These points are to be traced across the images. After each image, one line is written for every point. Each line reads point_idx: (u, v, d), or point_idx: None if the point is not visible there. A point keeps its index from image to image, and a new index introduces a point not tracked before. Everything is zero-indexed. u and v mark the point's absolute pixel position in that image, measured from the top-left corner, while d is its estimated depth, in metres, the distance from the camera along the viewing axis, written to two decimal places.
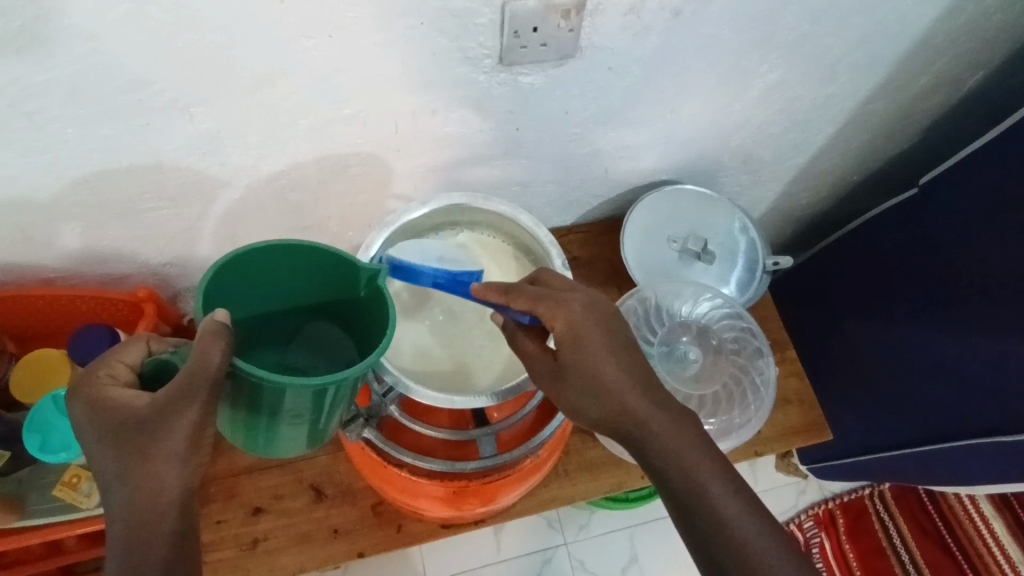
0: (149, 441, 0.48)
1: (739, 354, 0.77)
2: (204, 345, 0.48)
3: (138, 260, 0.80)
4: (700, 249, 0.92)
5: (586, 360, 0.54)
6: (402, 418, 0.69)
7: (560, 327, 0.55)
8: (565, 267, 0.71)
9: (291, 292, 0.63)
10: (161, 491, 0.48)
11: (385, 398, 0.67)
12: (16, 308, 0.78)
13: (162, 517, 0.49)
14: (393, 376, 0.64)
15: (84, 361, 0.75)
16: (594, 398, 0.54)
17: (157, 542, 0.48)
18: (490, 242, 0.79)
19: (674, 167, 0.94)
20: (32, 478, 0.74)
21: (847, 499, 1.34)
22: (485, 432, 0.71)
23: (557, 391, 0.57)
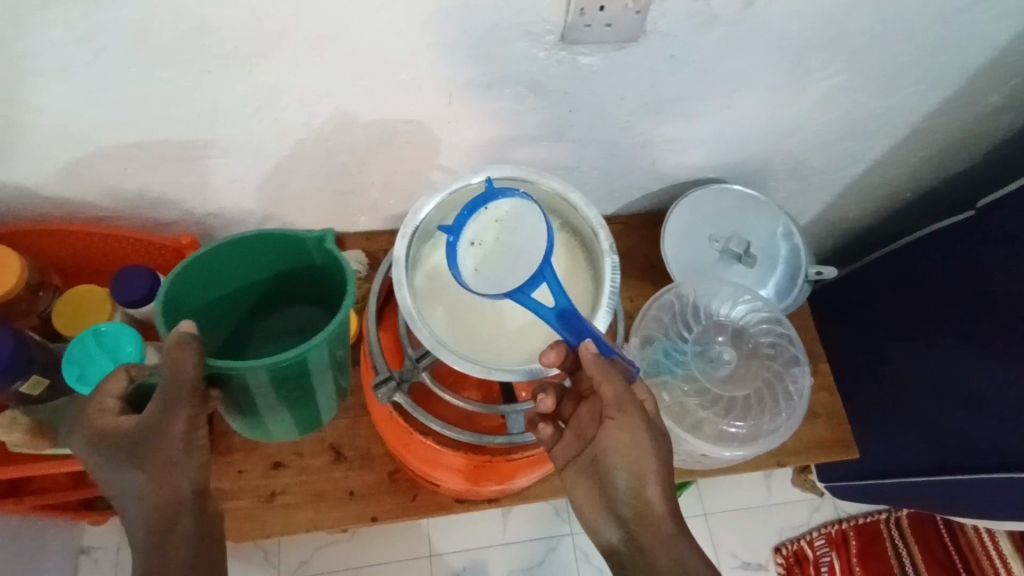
0: (145, 456, 0.54)
1: (774, 359, 0.72)
2: (176, 356, 0.55)
3: (183, 207, 0.81)
4: (742, 251, 0.91)
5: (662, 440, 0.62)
6: (434, 385, 0.68)
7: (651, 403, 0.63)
8: (612, 251, 0.66)
9: (258, 264, 0.75)
10: (172, 492, 0.54)
11: (418, 364, 0.68)
12: (64, 244, 0.80)
13: (178, 514, 0.54)
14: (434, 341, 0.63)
15: (124, 301, 0.76)
16: (663, 469, 0.60)
17: (181, 538, 0.54)
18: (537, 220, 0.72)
19: (723, 165, 0.92)
20: (67, 408, 0.73)
21: (860, 522, 1.31)
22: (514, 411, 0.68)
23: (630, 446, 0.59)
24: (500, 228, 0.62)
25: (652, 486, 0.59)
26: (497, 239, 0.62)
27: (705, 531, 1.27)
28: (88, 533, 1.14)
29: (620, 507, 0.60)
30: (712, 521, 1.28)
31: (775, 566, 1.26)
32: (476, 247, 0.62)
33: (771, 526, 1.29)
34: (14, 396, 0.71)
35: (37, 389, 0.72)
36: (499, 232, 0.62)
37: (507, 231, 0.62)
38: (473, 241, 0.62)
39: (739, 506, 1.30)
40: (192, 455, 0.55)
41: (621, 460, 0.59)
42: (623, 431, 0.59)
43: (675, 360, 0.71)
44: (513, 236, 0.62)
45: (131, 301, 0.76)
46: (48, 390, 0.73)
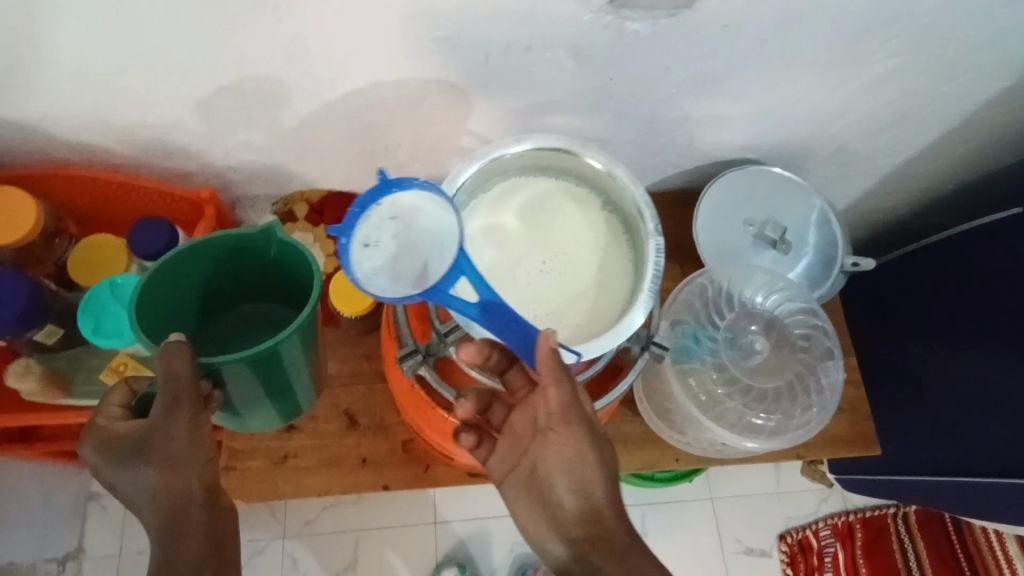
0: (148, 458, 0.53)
1: (808, 352, 0.69)
2: (165, 361, 0.54)
3: (203, 159, 0.78)
4: (777, 237, 0.87)
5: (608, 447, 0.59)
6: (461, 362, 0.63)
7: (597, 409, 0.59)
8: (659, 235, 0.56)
9: (219, 267, 0.69)
10: (182, 491, 0.54)
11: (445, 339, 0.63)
12: (82, 191, 0.78)
13: (190, 511, 0.54)
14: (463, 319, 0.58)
15: (141, 253, 0.74)
16: (609, 478, 0.57)
17: (192, 536, 0.54)
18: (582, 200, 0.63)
19: (763, 146, 0.88)
20: (81, 358, 0.73)
21: (868, 515, 1.30)
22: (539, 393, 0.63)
23: (573, 456, 0.56)
24: (397, 225, 0.56)
25: (598, 497, 0.57)
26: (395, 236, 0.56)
27: (711, 515, 1.27)
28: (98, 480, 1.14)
29: (567, 522, 0.57)
30: (718, 505, 1.27)
31: (779, 554, 1.26)
32: (374, 247, 0.55)
33: (777, 514, 1.28)
34: (28, 344, 0.70)
35: (51, 338, 0.70)
36: (397, 229, 0.56)
37: (407, 227, 0.56)
38: (368, 242, 0.55)
39: (747, 492, 1.29)
40: (194, 454, 0.55)
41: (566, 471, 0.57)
42: (567, 441, 0.56)
43: (704, 347, 0.69)
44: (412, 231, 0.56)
45: (149, 253, 0.74)
46: (62, 340, 0.72)
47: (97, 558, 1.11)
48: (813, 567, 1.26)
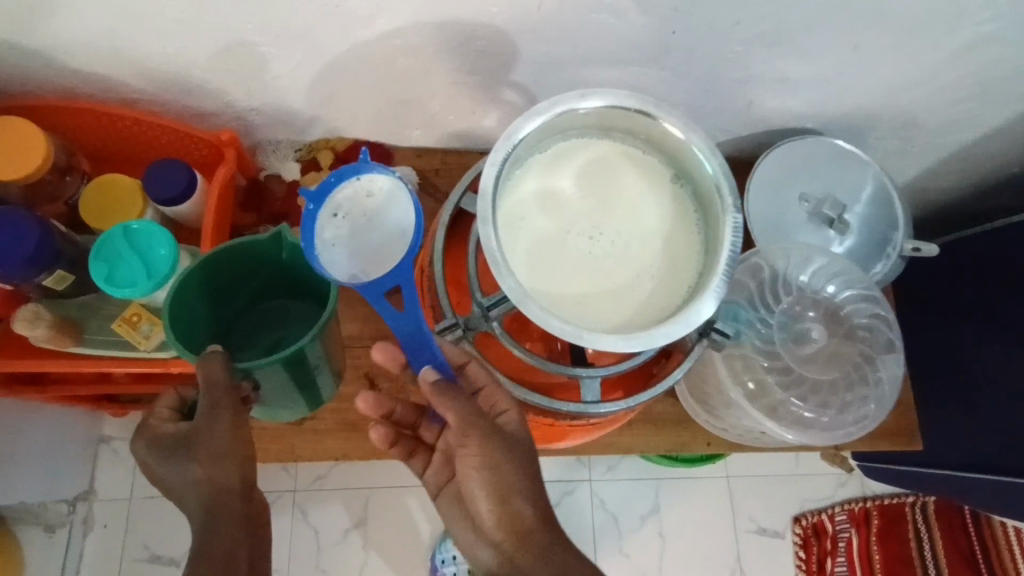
0: (193, 455, 0.53)
1: (868, 344, 0.64)
2: (206, 366, 0.55)
3: (225, 98, 0.72)
4: (835, 215, 0.80)
5: (530, 454, 0.50)
6: (506, 341, 0.50)
7: (517, 417, 0.51)
8: (736, 209, 0.43)
9: (235, 270, 0.67)
10: (223, 486, 0.54)
11: (488, 315, 0.49)
12: (94, 127, 0.72)
13: (229, 504, 0.54)
14: (521, 296, 0.41)
15: (157, 196, 0.69)
16: (530, 484, 0.49)
17: (226, 529, 0.53)
18: (646, 165, 0.49)
19: (825, 115, 0.81)
20: (94, 306, 0.70)
21: (886, 502, 1.26)
22: (591, 377, 0.51)
23: (483, 468, 0.48)
24: (370, 204, 0.57)
25: (520, 505, 0.49)
26: (364, 215, 0.57)
27: (726, 492, 1.24)
28: (109, 424, 1.12)
29: (488, 531, 0.49)
30: (734, 483, 1.25)
31: (792, 535, 1.24)
32: (341, 217, 0.57)
33: (793, 496, 1.26)
34: (37, 289, 0.66)
35: (62, 284, 0.66)
36: (368, 209, 0.57)
37: (376, 210, 0.57)
38: (337, 211, 0.57)
39: (765, 472, 1.26)
40: (238, 452, 0.54)
41: (478, 484, 0.49)
42: (474, 453, 0.48)
43: (757, 331, 0.64)
44: (381, 216, 0.57)
45: (166, 197, 0.69)
46: (73, 286, 0.68)
47: (108, 500, 1.10)
48: (825, 550, 1.24)
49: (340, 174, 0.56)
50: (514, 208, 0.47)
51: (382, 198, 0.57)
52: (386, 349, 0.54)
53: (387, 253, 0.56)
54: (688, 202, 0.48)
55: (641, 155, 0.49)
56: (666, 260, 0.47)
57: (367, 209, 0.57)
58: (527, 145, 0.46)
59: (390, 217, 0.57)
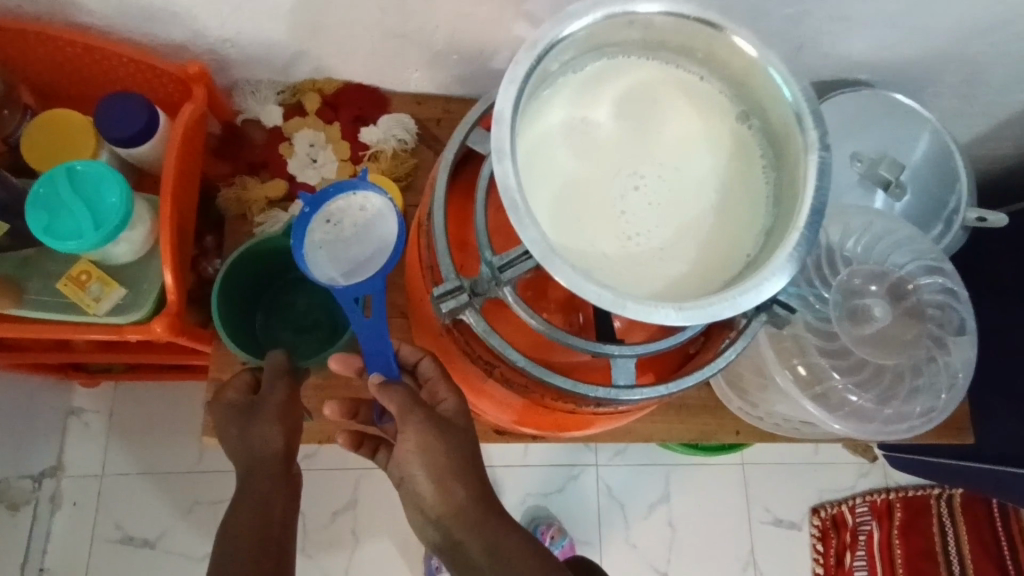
0: (254, 420, 0.53)
1: (937, 325, 0.55)
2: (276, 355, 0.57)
3: (192, 26, 0.62)
4: (895, 178, 0.69)
5: (471, 441, 0.49)
6: (520, 309, 0.41)
7: (456, 405, 0.49)
8: (820, 148, 0.34)
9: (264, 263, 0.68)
10: (265, 448, 0.51)
11: (498, 277, 0.40)
12: (39, 53, 0.62)
13: (264, 463, 0.51)
14: (544, 251, 0.32)
15: (111, 135, 0.60)
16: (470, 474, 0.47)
17: (263, 484, 0.50)
18: (702, 94, 0.39)
19: (884, 64, 0.71)
20: (38, 262, 0.60)
21: (910, 494, 1.18)
22: (622, 355, 0.41)
23: (418, 452, 0.46)
24: (361, 218, 0.58)
25: (459, 490, 0.47)
26: (353, 228, 0.57)
27: (740, 481, 1.17)
28: (78, 395, 1.03)
29: (426, 508, 0.47)
30: (749, 471, 1.17)
31: (809, 528, 1.17)
32: (334, 226, 0.58)
33: (812, 486, 1.18)
34: None
35: None
36: (358, 222, 0.57)
37: (365, 225, 0.57)
38: (330, 219, 0.58)
39: (783, 460, 1.18)
40: (291, 425, 0.53)
41: (418, 470, 0.47)
42: (413, 441, 0.47)
43: (811, 308, 0.55)
44: (369, 231, 0.57)
45: (120, 135, 0.60)
46: (10, 238, 0.58)
47: (78, 477, 1.01)
48: (844, 544, 1.16)
49: (338, 186, 0.58)
50: (536, 142, 0.37)
51: (373, 214, 0.58)
52: (342, 359, 0.52)
53: (370, 261, 0.55)
54: (754, 141, 0.39)
55: (697, 82, 0.39)
56: (723, 214, 0.37)
57: (358, 222, 0.58)
58: (554, 59, 0.37)
59: (377, 233, 0.57)
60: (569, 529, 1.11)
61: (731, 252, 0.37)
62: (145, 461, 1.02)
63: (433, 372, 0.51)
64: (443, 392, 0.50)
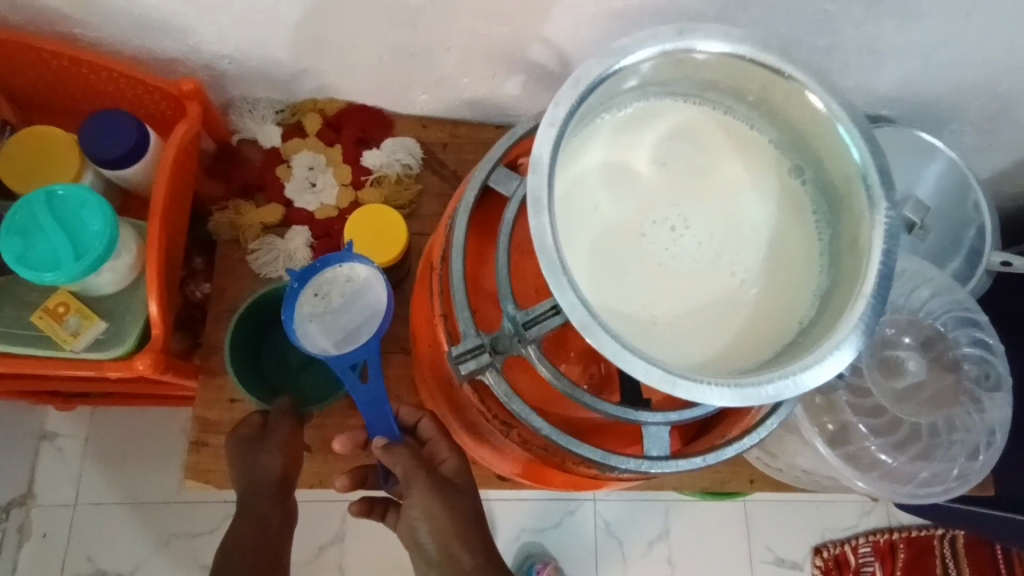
0: (254, 452, 0.52)
1: (976, 379, 0.52)
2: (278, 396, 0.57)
3: (188, 39, 0.58)
4: (918, 220, 0.66)
5: (471, 502, 0.48)
6: (547, 372, 0.37)
7: (457, 464, 0.49)
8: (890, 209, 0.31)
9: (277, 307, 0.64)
10: (264, 478, 0.51)
11: (524, 334, 0.36)
12: (23, 64, 0.58)
13: (261, 490, 0.50)
14: (585, 316, 0.28)
15: (94, 153, 0.55)
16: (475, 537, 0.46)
17: (260, 507, 0.50)
18: (749, 143, 0.37)
19: (909, 99, 0.69)
20: (11, 291, 0.56)
21: (913, 534, 1.15)
22: (657, 423, 0.38)
23: (423, 516, 0.46)
24: (348, 288, 0.56)
25: (463, 556, 0.45)
26: (342, 298, 0.55)
27: (741, 518, 1.13)
28: (52, 418, 0.97)
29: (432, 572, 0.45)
30: (750, 508, 1.14)
31: (812, 568, 1.13)
32: (321, 298, 0.55)
33: (814, 524, 1.15)
34: None
35: None
36: (347, 292, 0.56)
37: (355, 294, 0.56)
38: (318, 292, 0.55)
39: (785, 496, 1.15)
40: (291, 458, 0.52)
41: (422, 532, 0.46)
42: (416, 504, 0.46)
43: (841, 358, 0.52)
44: (360, 301, 0.56)
45: (105, 154, 0.55)
46: None
47: (49, 506, 0.96)
48: None
49: (325, 257, 0.55)
50: (573, 189, 0.35)
51: (362, 283, 0.56)
52: (346, 438, 0.52)
53: (359, 334, 0.54)
54: (802, 195, 0.36)
55: (744, 129, 0.37)
56: (768, 276, 0.35)
57: (346, 292, 0.56)
58: (597, 98, 0.34)
59: (368, 302, 0.56)
60: (565, 566, 1.07)
61: (779, 319, 0.34)
62: (120, 489, 0.96)
63: (434, 433, 0.51)
64: (443, 453, 0.50)
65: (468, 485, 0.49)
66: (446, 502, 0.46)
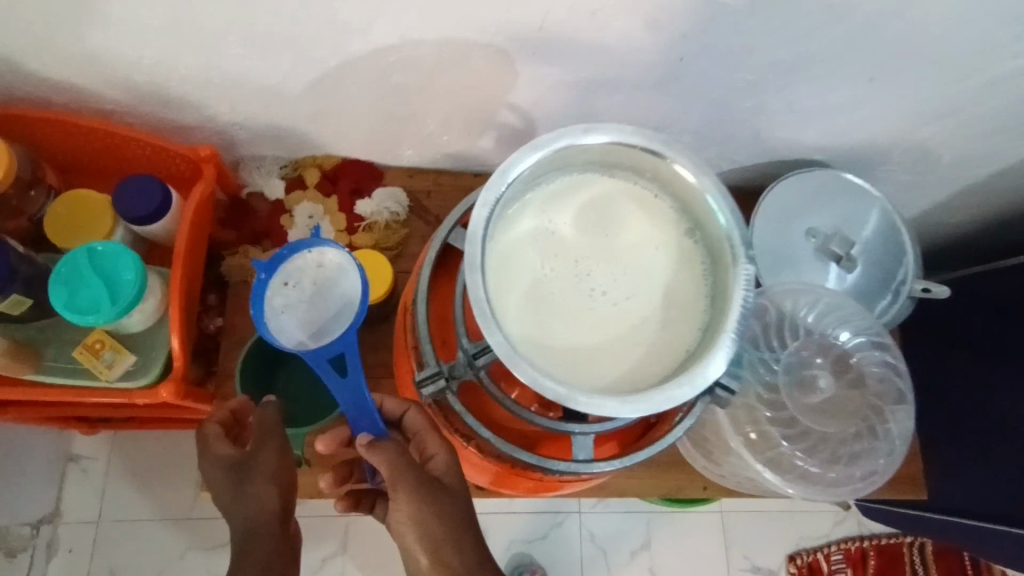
0: (248, 482, 0.52)
1: (880, 394, 0.61)
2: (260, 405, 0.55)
3: (205, 111, 0.68)
4: (844, 252, 0.76)
5: (458, 499, 0.50)
6: (494, 393, 0.47)
7: (445, 459, 0.51)
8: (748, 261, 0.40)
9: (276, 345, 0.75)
10: (263, 509, 0.52)
11: (474, 364, 0.46)
12: (66, 137, 0.68)
13: (263, 522, 0.52)
14: (508, 350, 0.37)
15: (126, 212, 0.65)
16: (462, 536, 0.49)
17: (264, 538, 0.52)
18: (650, 207, 0.46)
19: (837, 146, 0.78)
20: (56, 330, 0.66)
21: (883, 542, 1.22)
22: (582, 434, 0.47)
23: (411, 519, 0.48)
24: (318, 275, 0.62)
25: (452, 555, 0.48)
26: (313, 285, 0.61)
27: (719, 528, 1.20)
28: (78, 442, 1.06)
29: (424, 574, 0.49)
30: (727, 519, 1.21)
31: None
32: (293, 286, 0.61)
33: (789, 533, 1.21)
34: None
35: (21, 309, 0.62)
36: (317, 279, 0.62)
37: (326, 280, 0.62)
38: (289, 280, 0.61)
39: (760, 507, 1.22)
40: (285, 483, 0.53)
41: (410, 536, 0.48)
42: (405, 505, 0.48)
43: (760, 378, 0.61)
44: (330, 287, 0.62)
45: (135, 213, 0.65)
46: (32, 310, 0.63)
47: (76, 523, 1.04)
48: None
49: (294, 247, 0.62)
50: (506, 249, 0.44)
51: (331, 270, 0.62)
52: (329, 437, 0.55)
53: (332, 320, 0.60)
54: (692, 249, 0.46)
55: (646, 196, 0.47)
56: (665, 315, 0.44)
57: (316, 280, 0.62)
58: (523, 179, 0.43)
59: (338, 288, 0.62)
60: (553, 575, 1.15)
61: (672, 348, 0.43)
62: (141, 507, 1.05)
63: (420, 426, 0.52)
64: (430, 448, 0.51)
65: (455, 481, 0.50)
66: (434, 500, 0.48)
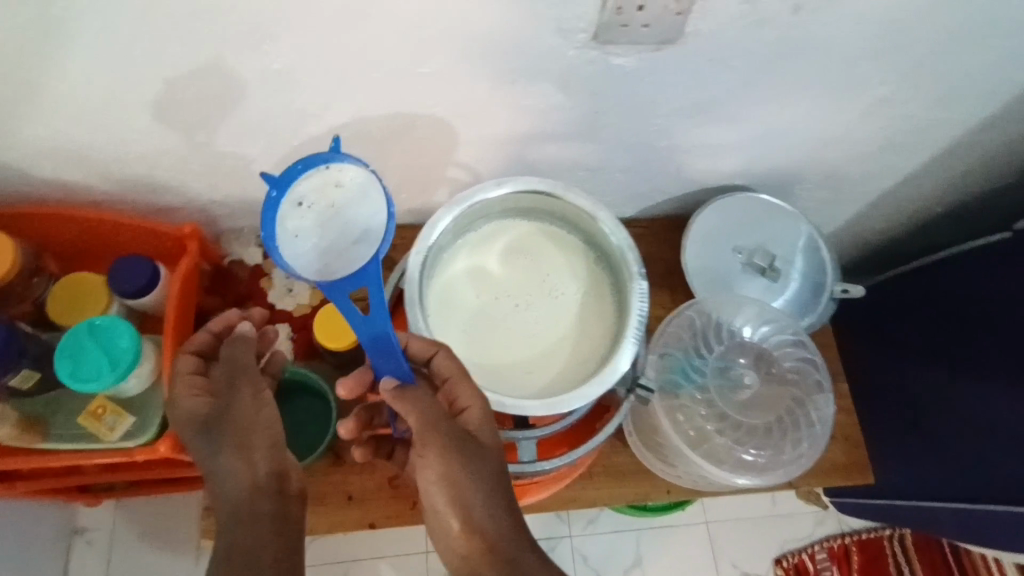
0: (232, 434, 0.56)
1: (799, 385, 0.69)
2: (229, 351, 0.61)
3: (187, 193, 0.77)
4: (766, 264, 0.87)
5: (489, 452, 0.54)
6: None
7: (476, 410, 0.55)
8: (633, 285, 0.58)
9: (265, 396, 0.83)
10: (253, 474, 0.55)
11: None
12: (63, 227, 0.76)
13: (255, 474, 0.55)
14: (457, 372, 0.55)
15: (120, 288, 0.73)
16: (485, 488, 0.52)
17: (263, 499, 0.54)
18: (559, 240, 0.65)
19: (753, 172, 0.87)
20: (60, 401, 0.72)
21: (864, 537, 1.27)
22: (525, 437, 0.59)
23: (439, 479, 0.52)
24: (337, 194, 0.54)
25: (475, 504, 0.52)
26: (330, 207, 0.54)
27: (706, 539, 1.25)
28: (83, 514, 1.11)
29: (449, 534, 0.53)
30: (713, 529, 1.26)
31: None
32: (307, 208, 0.54)
33: (774, 537, 1.26)
34: (3, 390, 0.68)
35: (29, 383, 0.69)
36: (334, 200, 0.54)
37: (344, 202, 0.54)
38: (303, 202, 0.54)
39: (743, 515, 1.27)
40: (274, 436, 0.57)
41: (440, 496, 0.53)
42: (433, 463, 0.52)
43: (693, 381, 0.69)
44: (350, 209, 0.54)
45: (128, 288, 0.73)
46: (39, 384, 0.70)
47: None
48: None
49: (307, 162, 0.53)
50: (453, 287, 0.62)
51: (351, 189, 0.54)
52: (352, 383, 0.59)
53: (354, 248, 0.54)
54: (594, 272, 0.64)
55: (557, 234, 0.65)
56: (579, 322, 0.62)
57: (332, 201, 0.54)
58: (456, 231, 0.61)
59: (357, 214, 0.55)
60: None
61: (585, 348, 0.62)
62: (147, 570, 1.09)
63: (452, 373, 0.56)
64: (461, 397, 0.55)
65: (484, 430, 0.54)
66: (458, 452, 0.52)
